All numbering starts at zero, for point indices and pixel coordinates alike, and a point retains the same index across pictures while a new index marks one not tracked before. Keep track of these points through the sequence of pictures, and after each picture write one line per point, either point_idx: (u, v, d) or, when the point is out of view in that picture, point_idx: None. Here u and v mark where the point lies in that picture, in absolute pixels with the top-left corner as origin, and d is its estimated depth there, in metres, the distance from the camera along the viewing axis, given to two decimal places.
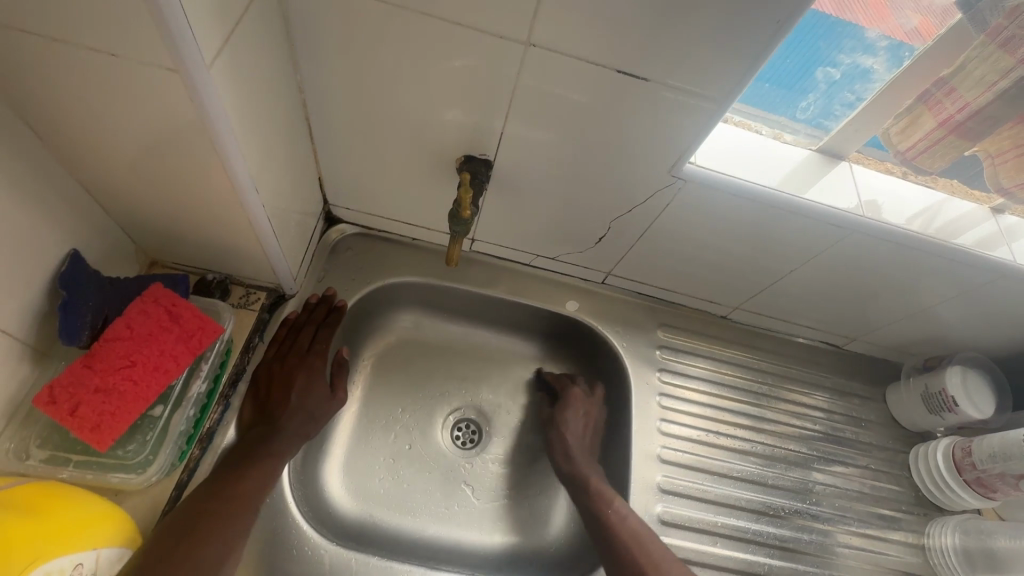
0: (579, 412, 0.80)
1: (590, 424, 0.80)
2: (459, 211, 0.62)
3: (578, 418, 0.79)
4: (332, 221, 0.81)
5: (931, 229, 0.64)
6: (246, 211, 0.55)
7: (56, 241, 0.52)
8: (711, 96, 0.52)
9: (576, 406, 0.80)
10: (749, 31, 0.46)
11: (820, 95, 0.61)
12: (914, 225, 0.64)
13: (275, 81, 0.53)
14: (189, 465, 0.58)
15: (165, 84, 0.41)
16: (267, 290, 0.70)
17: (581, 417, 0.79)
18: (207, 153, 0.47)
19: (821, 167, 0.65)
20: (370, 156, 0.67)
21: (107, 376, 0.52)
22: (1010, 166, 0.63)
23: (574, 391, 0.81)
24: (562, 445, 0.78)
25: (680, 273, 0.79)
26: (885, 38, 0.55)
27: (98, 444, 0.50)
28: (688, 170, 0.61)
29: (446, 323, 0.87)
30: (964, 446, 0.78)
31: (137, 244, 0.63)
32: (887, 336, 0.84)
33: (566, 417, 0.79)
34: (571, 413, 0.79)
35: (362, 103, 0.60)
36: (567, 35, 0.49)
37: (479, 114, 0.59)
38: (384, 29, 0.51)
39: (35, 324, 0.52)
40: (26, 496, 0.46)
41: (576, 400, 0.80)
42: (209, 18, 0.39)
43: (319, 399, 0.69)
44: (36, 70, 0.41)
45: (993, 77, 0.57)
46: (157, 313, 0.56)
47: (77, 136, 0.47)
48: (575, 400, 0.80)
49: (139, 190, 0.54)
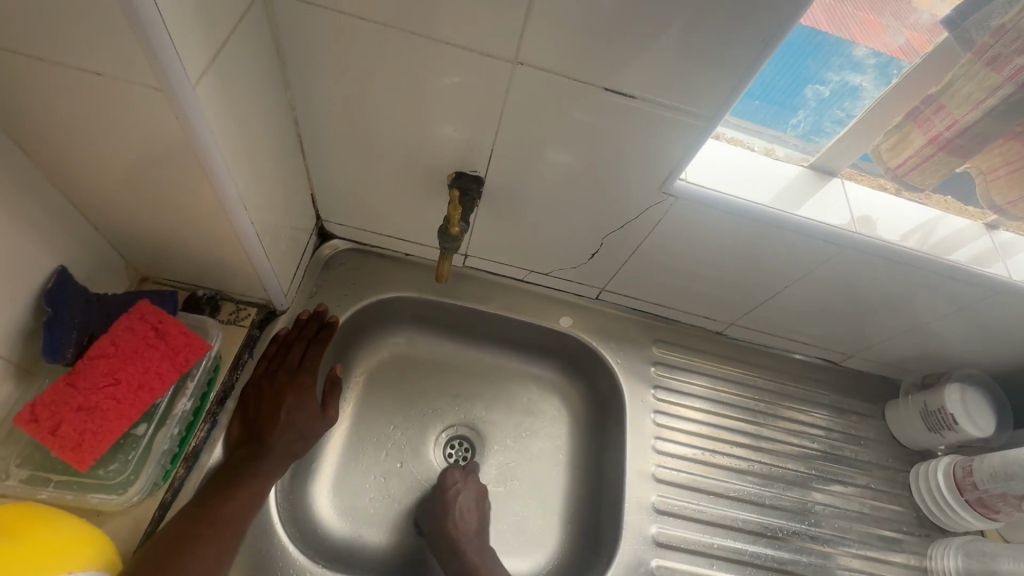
0: (472, 498, 0.74)
1: (480, 503, 0.74)
2: (448, 228, 0.62)
3: (466, 513, 0.72)
4: (325, 236, 0.81)
5: (925, 245, 0.64)
6: (235, 228, 0.55)
7: (44, 257, 0.52)
8: (699, 112, 0.52)
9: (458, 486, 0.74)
10: (732, 50, 0.47)
11: (810, 112, 0.61)
12: (908, 240, 0.64)
13: (265, 99, 0.53)
14: (172, 485, 0.57)
15: (152, 103, 0.41)
16: (257, 306, 0.70)
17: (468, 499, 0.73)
18: (193, 170, 0.47)
19: (813, 183, 0.65)
20: (361, 173, 0.67)
21: (90, 394, 0.51)
22: (1002, 182, 0.62)
23: (454, 473, 0.76)
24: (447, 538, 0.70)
25: (675, 289, 0.78)
26: (875, 56, 0.55)
27: (78, 464, 0.50)
28: (678, 187, 0.61)
29: (439, 339, 0.86)
30: (964, 465, 0.77)
31: (127, 260, 0.63)
32: (885, 353, 0.83)
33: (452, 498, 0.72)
34: (464, 501, 0.72)
35: (353, 120, 0.60)
36: (554, 53, 0.49)
37: (470, 132, 0.59)
38: (373, 48, 0.52)
39: (22, 341, 0.52)
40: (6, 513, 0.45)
41: (457, 485, 0.74)
42: (195, 38, 0.39)
43: (309, 416, 0.68)
44: (24, 89, 0.42)
45: (979, 95, 0.56)
46: (143, 329, 0.55)
47: (66, 154, 0.48)
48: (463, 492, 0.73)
49: (128, 208, 0.54)
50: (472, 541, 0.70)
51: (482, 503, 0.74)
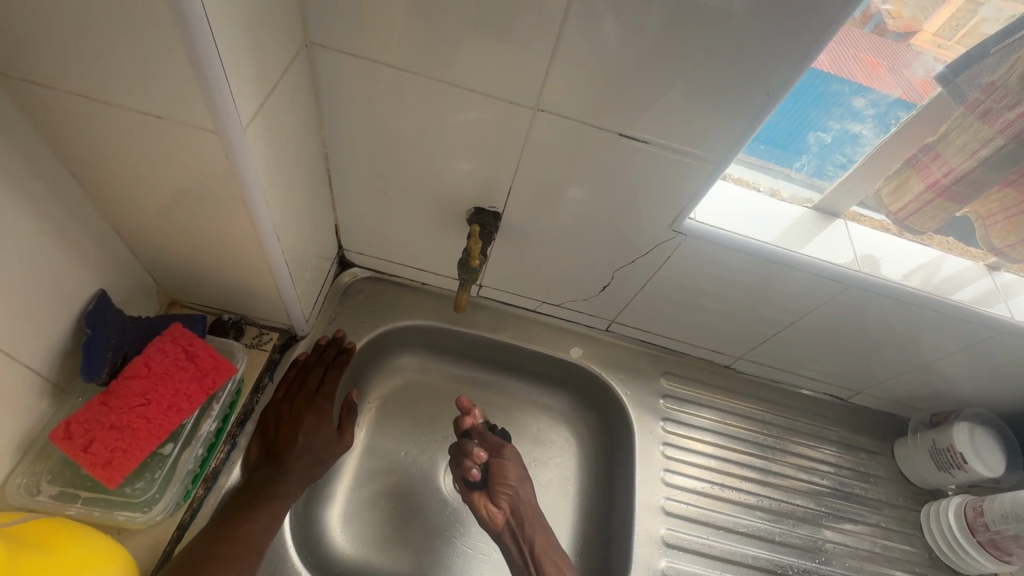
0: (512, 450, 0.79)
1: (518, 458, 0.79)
2: (469, 260, 0.65)
3: (514, 467, 0.77)
4: (345, 265, 0.83)
5: (928, 285, 0.66)
6: (267, 258, 0.58)
7: (85, 281, 0.55)
8: (711, 157, 0.56)
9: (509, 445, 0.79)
10: (739, 102, 0.50)
11: (813, 156, 0.64)
12: (911, 280, 0.66)
13: (302, 138, 0.57)
14: (192, 506, 0.58)
15: (205, 143, 0.45)
16: (279, 331, 0.72)
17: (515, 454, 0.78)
18: (235, 203, 0.51)
19: (817, 224, 0.68)
20: (386, 206, 0.71)
21: (122, 413, 0.53)
22: (1000, 227, 0.64)
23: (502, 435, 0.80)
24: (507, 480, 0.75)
25: (684, 322, 0.80)
26: (873, 106, 0.58)
27: (108, 481, 0.51)
28: (688, 225, 0.64)
29: (451, 366, 0.88)
30: (976, 506, 0.76)
31: (159, 285, 0.66)
32: (891, 390, 0.84)
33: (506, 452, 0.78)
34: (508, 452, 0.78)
35: (381, 159, 0.64)
36: (573, 102, 0.53)
37: (491, 171, 0.63)
38: (405, 95, 0.56)
39: (59, 362, 0.54)
40: (39, 533, 0.46)
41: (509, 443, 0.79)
42: (249, 87, 0.43)
43: (325, 441, 0.70)
44: (88, 129, 0.45)
45: (974, 145, 0.58)
46: (174, 351, 0.58)
47: (116, 186, 0.51)
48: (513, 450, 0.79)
49: (168, 236, 0.57)
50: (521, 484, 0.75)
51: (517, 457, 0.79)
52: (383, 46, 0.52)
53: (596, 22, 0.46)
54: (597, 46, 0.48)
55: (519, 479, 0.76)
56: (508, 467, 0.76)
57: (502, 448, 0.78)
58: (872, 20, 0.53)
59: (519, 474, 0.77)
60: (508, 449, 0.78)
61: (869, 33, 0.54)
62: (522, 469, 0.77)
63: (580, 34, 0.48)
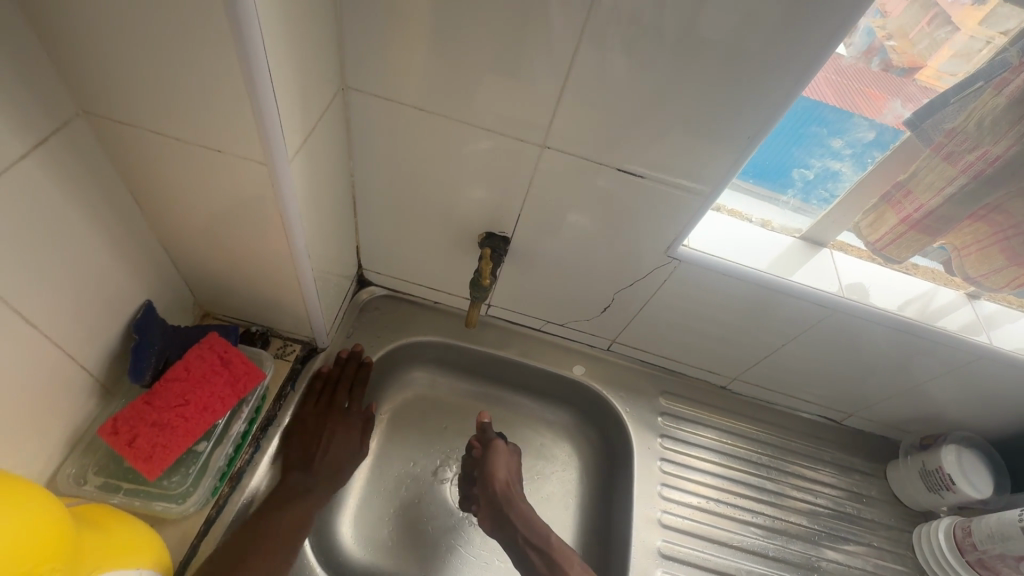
0: (504, 451, 0.81)
1: (511, 459, 0.81)
2: (480, 279, 0.72)
3: (499, 467, 0.79)
4: (363, 283, 0.89)
5: (924, 314, 0.71)
6: (298, 274, 0.64)
7: (135, 293, 0.61)
8: (702, 189, 0.62)
9: (501, 447, 0.82)
10: (725, 142, 0.57)
11: (798, 190, 0.69)
12: (908, 310, 0.71)
13: (334, 168, 0.64)
14: (218, 502, 0.63)
15: (254, 173, 0.51)
16: (301, 343, 0.78)
17: (505, 455, 0.81)
18: (274, 224, 0.57)
19: (804, 253, 0.73)
20: (404, 230, 0.77)
21: (163, 412, 0.59)
22: (974, 258, 0.67)
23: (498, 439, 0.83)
24: (489, 479, 0.78)
25: (681, 343, 0.85)
26: (850, 147, 0.63)
27: (148, 473, 0.56)
28: (682, 252, 0.69)
29: (460, 381, 0.93)
30: (964, 526, 0.78)
31: (195, 297, 0.72)
32: (883, 412, 0.87)
33: (493, 454, 0.80)
34: (496, 453, 0.81)
35: (403, 187, 0.70)
36: (578, 139, 0.60)
37: (501, 199, 0.69)
38: (427, 132, 0.63)
39: (108, 365, 0.60)
40: (89, 512, 0.50)
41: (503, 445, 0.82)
42: (295, 126, 0.50)
43: (348, 453, 0.75)
44: (152, 159, 0.52)
45: (940, 183, 0.61)
46: (211, 357, 0.63)
47: (169, 208, 0.58)
48: (502, 446, 0.82)
49: (210, 253, 0.63)
50: (505, 482, 0.78)
51: (512, 458, 0.82)
52: (410, 90, 0.59)
53: (599, 72, 0.53)
54: (600, 91, 0.55)
55: (502, 476, 0.78)
56: (489, 461, 0.80)
57: (491, 445, 0.82)
58: (876, 56, 0.56)
59: (501, 468, 0.79)
60: (497, 445, 0.82)
61: (874, 68, 0.57)
62: (509, 468, 0.80)
63: (585, 83, 0.54)
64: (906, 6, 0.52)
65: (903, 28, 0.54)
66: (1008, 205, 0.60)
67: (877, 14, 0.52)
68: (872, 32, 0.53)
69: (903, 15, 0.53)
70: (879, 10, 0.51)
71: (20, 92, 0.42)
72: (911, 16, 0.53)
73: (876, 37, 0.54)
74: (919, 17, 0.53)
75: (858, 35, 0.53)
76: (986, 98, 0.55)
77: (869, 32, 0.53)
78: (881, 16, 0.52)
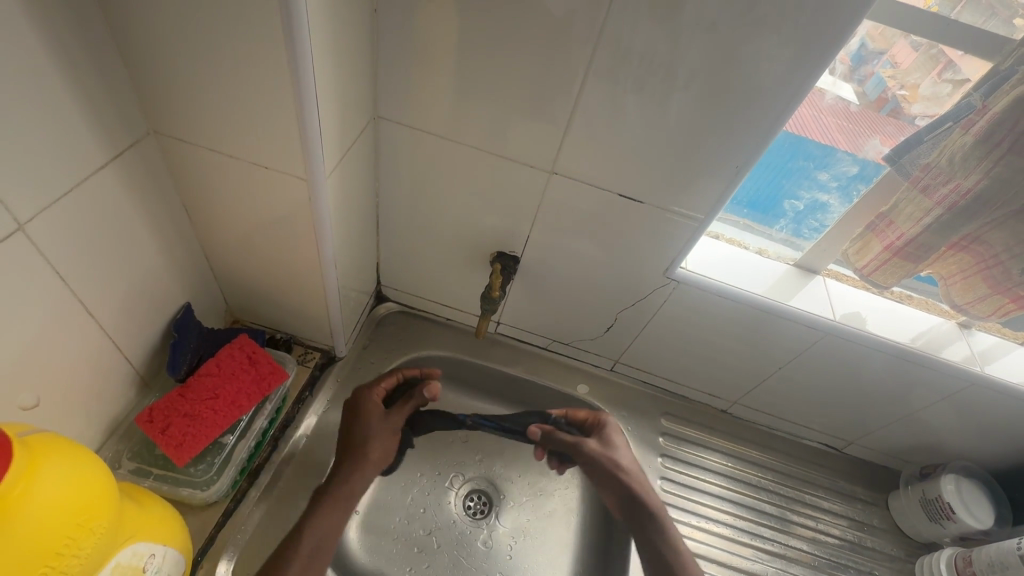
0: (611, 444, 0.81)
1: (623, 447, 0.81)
2: (490, 292, 0.79)
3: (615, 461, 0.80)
4: (380, 299, 0.95)
5: (927, 344, 0.75)
6: (322, 283, 0.69)
7: (176, 295, 0.67)
8: (695, 214, 0.67)
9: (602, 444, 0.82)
10: (718, 171, 0.62)
11: (789, 220, 0.76)
12: (918, 342, 0.74)
13: (362, 188, 0.70)
14: (236, 495, 0.68)
15: (294, 187, 0.57)
16: (321, 351, 0.83)
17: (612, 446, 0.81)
18: (305, 235, 0.63)
19: (798, 279, 0.78)
20: (422, 248, 0.83)
21: (194, 404, 0.64)
22: (959, 285, 0.69)
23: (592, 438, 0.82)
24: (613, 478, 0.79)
25: (681, 365, 0.88)
26: (836, 179, 0.69)
27: (178, 459, 0.61)
28: (680, 274, 0.73)
29: (469, 396, 0.96)
30: (964, 556, 0.78)
31: (227, 303, 0.78)
32: (882, 441, 0.89)
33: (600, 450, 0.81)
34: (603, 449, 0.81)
35: (422, 208, 0.77)
36: (583, 167, 0.66)
37: (511, 222, 0.75)
38: (448, 158, 0.69)
39: (146, 360, 0.65)
40: (131, 488, 0.54)
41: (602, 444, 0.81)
42: (332, 148, 0.56)
43: (382, 429, 0.75)
44: (205, 175, 0.59)
45: (919, 214, 0.64)
46: (240, 357, 0.69)
47: (214, 219, 0.64)
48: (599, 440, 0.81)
49: (246, 261, 0.70)
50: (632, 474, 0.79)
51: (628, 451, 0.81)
52: (434, 120, 0.66)
53: (603, 104, 0.59)
54: (604, 124, 0.61)
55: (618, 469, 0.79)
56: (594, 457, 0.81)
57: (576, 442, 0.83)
58: (887, 104, 0.63)
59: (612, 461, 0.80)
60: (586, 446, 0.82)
61: (886, 115, 0.63)
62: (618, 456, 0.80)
63: (591, 115, 0.60)
64: (916, 57, 0.59)
65: (912, 77, 0.61)
66: (986, 236, 0.63)
67: (882, 65, 0.60)
68: (881, 81, 0.62)
69: (914, 65, 0.60)
70: (884, 60, 0.60)
71: (104, 111, 0.50)
72: (922, 67, 0.60)
73: (886, 85, 0.62)
74: (927, 67, 0.59)
75: (865, 83, 0.62)
76: (955, 138, 0.59)
77: (877, 80, 0.61)
78: (888, 66, 0.60)
